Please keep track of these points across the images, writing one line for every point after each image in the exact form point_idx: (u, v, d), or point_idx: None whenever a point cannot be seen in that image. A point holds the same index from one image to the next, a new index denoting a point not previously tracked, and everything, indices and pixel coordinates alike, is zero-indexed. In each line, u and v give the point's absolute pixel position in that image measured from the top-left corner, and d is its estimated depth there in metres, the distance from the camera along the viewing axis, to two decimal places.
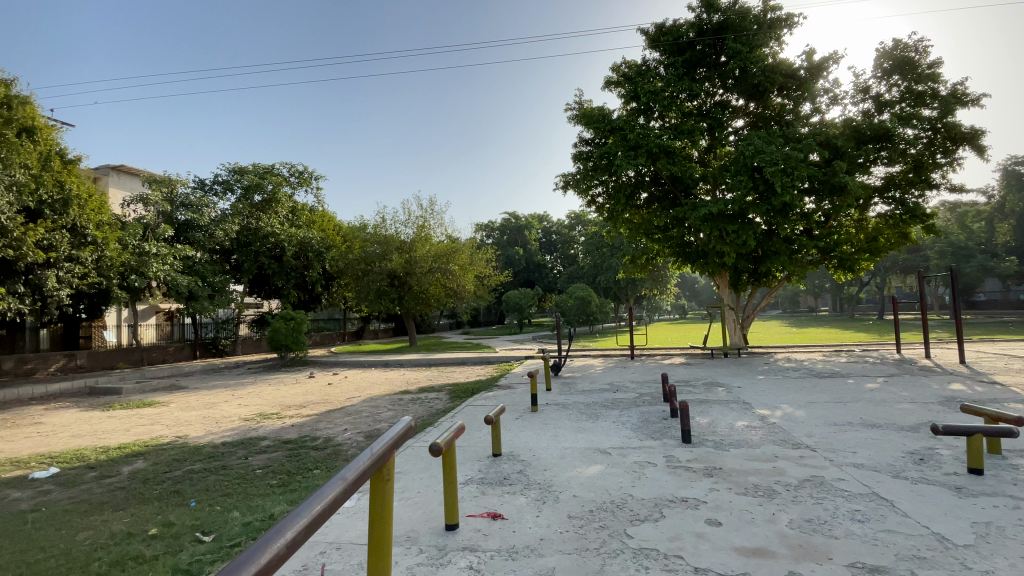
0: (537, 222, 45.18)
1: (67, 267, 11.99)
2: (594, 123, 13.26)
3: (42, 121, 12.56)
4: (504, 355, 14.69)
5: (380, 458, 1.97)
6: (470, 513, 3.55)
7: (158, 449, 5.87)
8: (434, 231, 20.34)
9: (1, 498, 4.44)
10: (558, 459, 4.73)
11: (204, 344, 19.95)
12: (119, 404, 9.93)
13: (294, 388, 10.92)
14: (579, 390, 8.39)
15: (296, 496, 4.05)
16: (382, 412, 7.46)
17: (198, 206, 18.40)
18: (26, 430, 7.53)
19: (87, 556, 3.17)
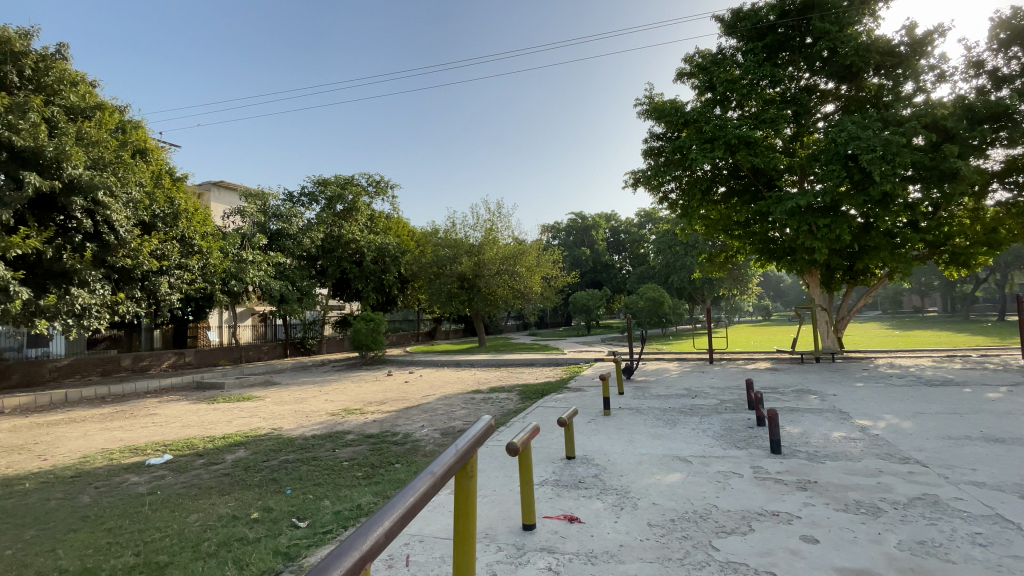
0: (605, 222, 44.40)
1: (174, 273, 13.47)
2: (666, 116, 12.79)
3: (152, 143, 13.98)
4: (574, 357, 14.55)
5: (465, 453, 2.02)
6: (547, 515, 3.53)
7: (256, 440, 6.40)
8: (502, 233, 20.63)
9: (128, 480, 5.04)
10: (636, 465, 4.60)
11: (294, 343, 21.59)
12: (222, 397, 10.95)
13: (374, 386, 11.51)
14: (654, 394, 8.12)
15: (380, 488, 4.24)
16: (456, 411, 7.65)
17: (288, 216, 19.96)
18: (146, 421, 8.49)
19: (199, 536, 3.52)
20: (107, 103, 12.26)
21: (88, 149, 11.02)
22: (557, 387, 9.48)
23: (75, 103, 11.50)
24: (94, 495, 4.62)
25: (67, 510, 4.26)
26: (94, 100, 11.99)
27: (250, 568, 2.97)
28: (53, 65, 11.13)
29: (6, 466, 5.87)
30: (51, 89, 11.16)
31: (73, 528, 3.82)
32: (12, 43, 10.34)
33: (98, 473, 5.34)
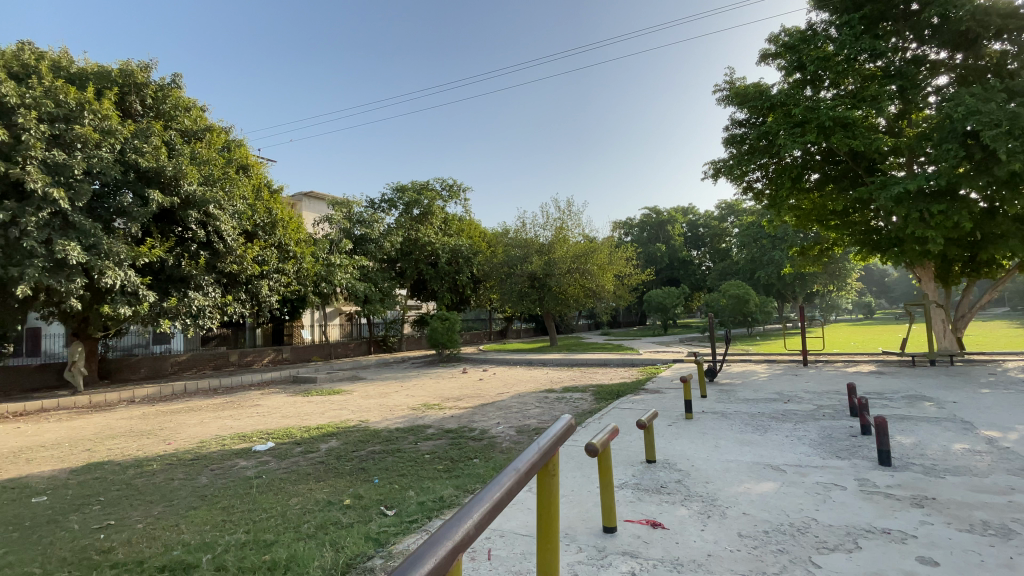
0: (682, 216, 42.60)
1: (273, 277, 14.71)
2: (750, 101, 12.03)
3: (253, 159, 15.31)
4: (650, 357, 14.11)
5: (547, 451, 2.01)
6: (628, 518, 3.45)
7: (345, 431, 6.83)
8: (572, 231, 20.43)
9: (237, 464, 5.59)
10: (722, 471, 4.36)
11: (377, 341, 22.87)
12: (315, 391, 11.85)
13: (451, 382, 11.88)
14: (740, 398, 7.68)
15: (461, 482, 4.36)
16: (531, 409, 7.70)
17: (370, 222, 21.20)
18: (252, 411, 9.39)
19: (299, 518, 3.81)
20: (215, 124, 13.70)
21: (200, 167, 12.38)
22: (634, 387, 9.24)
23: (188, 127, 12.89)
24: (210, 477, 5.16)
25: (189, 489, 4.80)
26: (204, 123, 13.42)
27: (345, 550, 3.17)
28: (170, 93, 12.63)
29: (141, 447, 6.73)
30: (169, 115, 12.68)
31: (193, 506, 4.29)
32: (135, 76, 11.92)
33: (213, 457, 5.96)
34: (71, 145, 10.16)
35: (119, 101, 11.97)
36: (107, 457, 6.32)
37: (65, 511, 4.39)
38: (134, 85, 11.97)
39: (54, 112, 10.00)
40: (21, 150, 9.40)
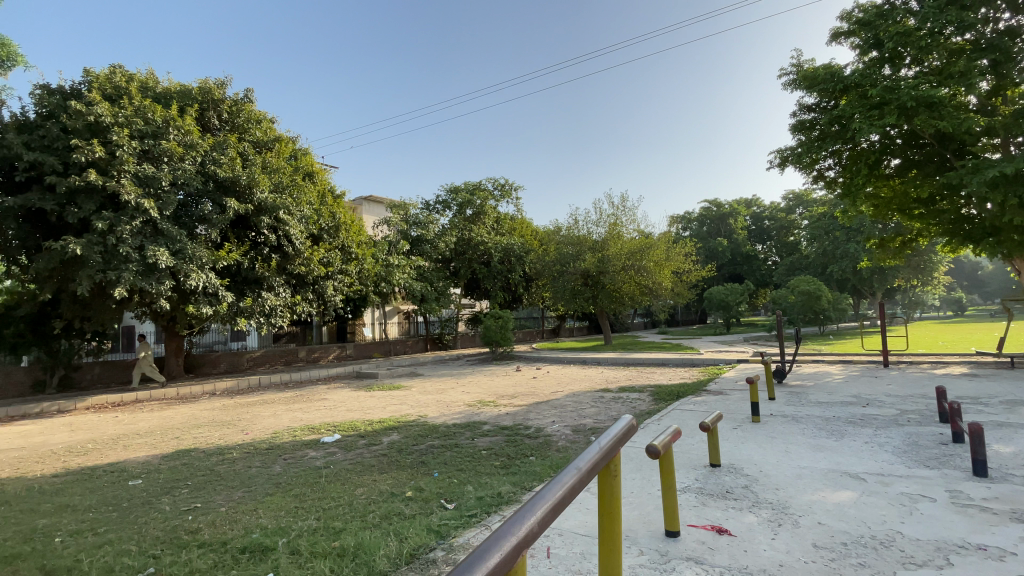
0: (745, 209, 40.59)
1: (337, 277, 15.44)
2: (820, 84, 11.27)
3: (317, 166, 16.09)
4: (711, 357, 13.57)
5: (608, 452, 1.97)
6: (692, 523, 3.34)
7: (405, 425, 7.07)
8: (626, 227, 19.98)
9: (308, 454, 5.93)
10: (793, 478, 4.12)
11: (433, 339, 23.49)
12: (376, 386, 12.35)
13: (506, 380, 12.00)
14: (812, 401, 7.23)
15: (518, 479, 4.39)
16: (587, 408, 7.62)
17: (425, 223, 21.81)
18: (319, 404, 9.92)
19: (365, 508, 3.99)
20: (283, 135, 14.53)
21: (271, 175, 13.19)
22: (695, 388, 8.93)
23: (259, 138, 13.74)
24: (283, 465, 5.51)
25: (265, 476, 5.14)
26: (273, 133, 14.26)
27: (409, 541, 3.28)
28: (243, 107, 13.53)
29: (222, 436, 7.29)
30: (243, 127, 13.59)
31: (270, 492, 4.59)
32: (212, 93, 12.88)
33: (285, 447, 6.35)
34: (158, 158, 11.15)
35: (199, 117, 12.97)
36: (194, 445, 6.90)
37: (159, 493, 4.83)
38: (211, 101, 12.93)
39: (144, 129, 11.01)
40: (117, 164, 10.41)
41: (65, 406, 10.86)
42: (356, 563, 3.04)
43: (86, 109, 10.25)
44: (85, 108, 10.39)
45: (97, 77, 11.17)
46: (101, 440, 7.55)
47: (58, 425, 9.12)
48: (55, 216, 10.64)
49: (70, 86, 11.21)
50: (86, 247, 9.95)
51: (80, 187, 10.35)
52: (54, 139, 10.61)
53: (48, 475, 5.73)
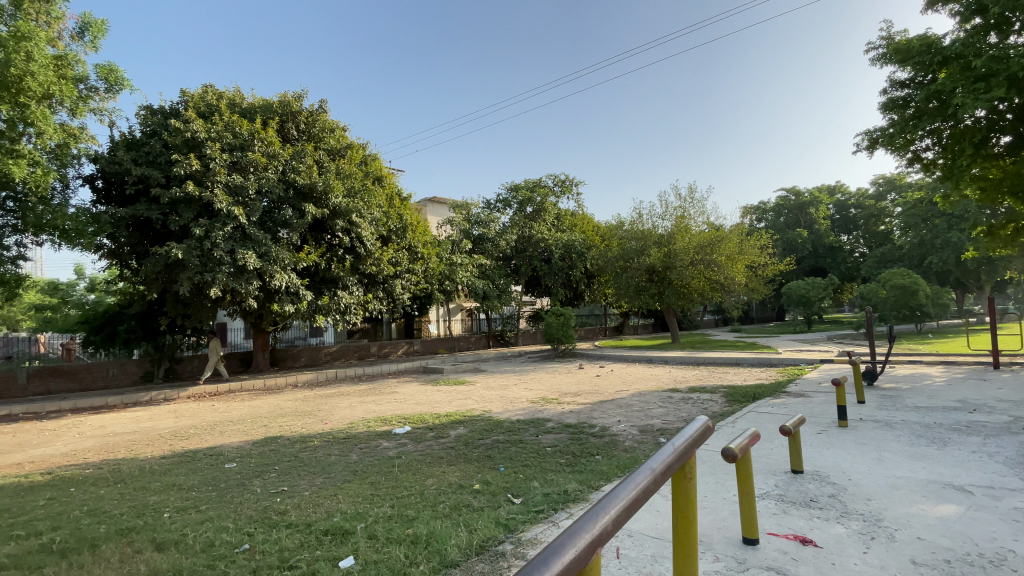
0: (827, 197, 37.68)
1: (405, 276, 16.05)
2: (914, 57, 10.22)
3: (386, 170, 16.75)
4: (790, 356, 12.74)
5: (683, 453, 1.91)
6: (772, 532, 3.16)
7: (471, 420, 7.24)
8: (694, 220, 19.15)
9: (381, 444, 6.23)
10: (887, 489, 3.78)
11: (496, 336, 23.84)
12: (442, 381, 12.72)
13: (569, 377, 11.94)
14: (908, 405, 6.59)
15: (585, 477, 4.36)
16: (654, 409, 7.41)
17: (487, 222, 22.18)
18: (389, 397, 10.38)
19: (435, 498, 4.13)
20: (354, 141, 15.27)
21: (344, 181, 13.93)
22: (772, 389, 8.43)
23: (333, 146, 14.55)
24: (358, 454, 5.82)
25: (342, 464, 5.46)
26: (345, 141, 15.04)
27: (478, 533, 3.35)
28: (317, 117, 14.38)
29: (304, 425, 7.83)
30: (318, 136, 14.45)
31: (348, 479, 4.88)
32: (291, 105, 13.80)
33: (360, 436, 6.72)
34: (246, 169, 12.14)
35: (279, 128, 13.93)
36: (279, 432, 7.46)
37: (250, 476, 5.27)
38: (290, 113, 13.87)
39: (233, 142, 12.04)
40: (211, 176, 11.45)
41: (170, 395, 12.13)
42: (428, 551, 3.15)
43: (184, 126, 11.42)
44: (183, 126, 11.51)
45: (192, 97, 12.37)
46: (200, 426, 8.36)
47: (165, 412, 10.20)
48: (160, 224, 11.87)
49: (169, 106, 12.47)
50: (186, 252, 11.04)
51: (180, 198, 11.49)
52: (158, 155, 11.84)
53: (157, 456, 6.43)
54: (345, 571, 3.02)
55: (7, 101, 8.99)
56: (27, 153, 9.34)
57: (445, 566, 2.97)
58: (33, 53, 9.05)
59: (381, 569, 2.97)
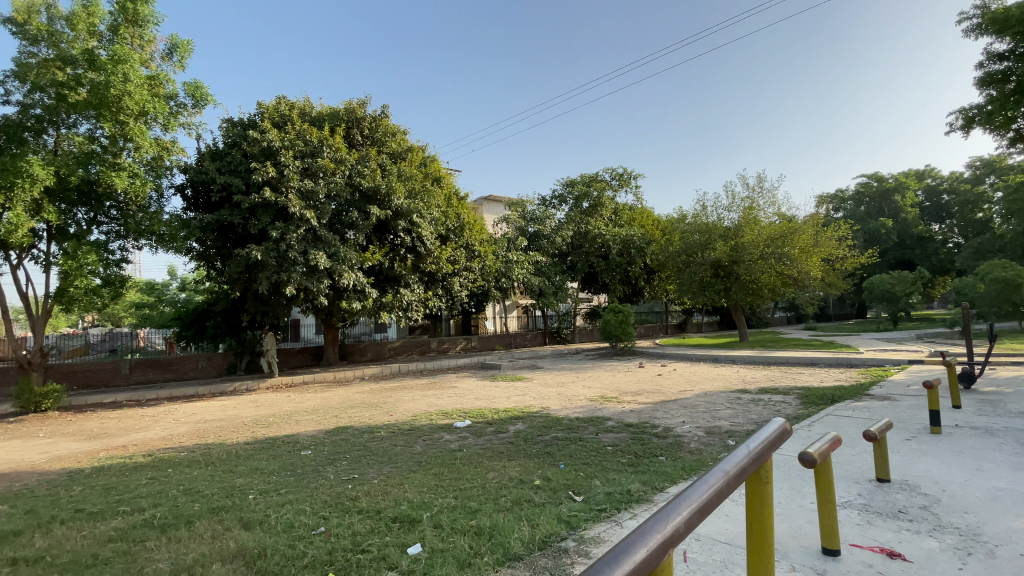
0: (914, 182, 34.44)
1: (463, 274, 16.40)
2: (1014, 26, 9.12)
3: (444, 170, 17.12)
4: (873, 356, 11.79)
5: (758, 457, 1.82)
6: (855, 543, 2.95)
7: (529, 416, 7.27)
8: (763, 211, 18.11)
9: (443, 437, 6.41)
10: (988, 502, 3.42)
11: (552, 333, 23.87)
12: (500, 377, 12.90)
13: (628, 376, 11.70)
14: (1015, 412, 5.90)
15: (648, 478, 4.26)
16: (721, 410, 7.10)
17: (542, 219, 22.14)
18: (449, 392, 10.65)
19: (497, 491, 4.20)
20: (414, 144, 15.74)
21: (405, 183, 14.42)
22: (853, 391, 7.85)
23: (395, 149, 15.09)
24: (422, 446, 6.03)
25: (407, 455, 5.66)
26: (406, 144, 15.55)
27: (540, 528, 3.38)
28: (380, 122, 14.94)
29: (371, 417, 8.20)
30: (381, 141, 15.00)
31: (413, 469, 5.06)
32: (356, 112, 14.45)
33: (423, 429, 6.94)
34: (316, 174, 12.82)
35: (346, 134, 14.59)
36: (348, 423, 7.86)
37: (323, 463, 5.59)
38: (355, 120, 14.51)
39: (304, 150, 12.78)
40: (285, 182, 12.23)
41: (251, 386, 13.11)
42: (492, 543, 3.22)
43: (261, 137, 12.26)
44: (260, 136, 12.36)
45: (268, 109, 13.26)
46: (278, 415, 8.98)
47: (246, 402, 11.03)
48: (241, 227, 12.82)
49: (247, 118, 13.42)
50: (264, 253, 11.84)
51: (258, 203, 12.35)
52: (238, 164, 12.77)
53: (241, 442, 6.96)
54: (413, 558, 3.14)
55: (110, 118, 10.13)
56: (126, 166, 10.43)
57: (509, 559, 3.01)
58: (130, 74, 10.13)
59: (447, 558, 3.07)
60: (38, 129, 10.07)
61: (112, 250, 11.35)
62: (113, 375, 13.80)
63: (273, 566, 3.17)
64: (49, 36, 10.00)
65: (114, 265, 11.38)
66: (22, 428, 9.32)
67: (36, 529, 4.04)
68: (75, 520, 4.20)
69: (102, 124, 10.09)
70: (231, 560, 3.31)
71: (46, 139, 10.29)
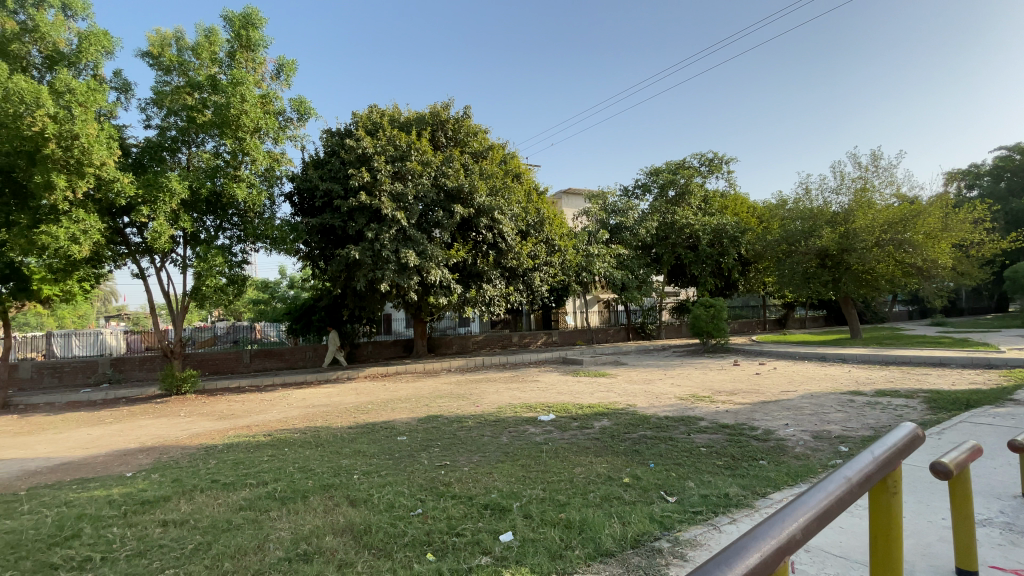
0: None
1: (543, 269, 16.46)
2: None
3: (524, 166, 17.19)
4: (1022, 356, 10.14)
5: (886, 464, 1.65)
6: (996, 565, 2.59)
7: (616, 413, 7.17)
8: (878, 193, 16.21)
9: (529, 430, 6.52)
10: None
11: (635, 328, 23.29)
12: (583, 372, 12.85)
13: (722, 374, 11.09)
14: None
15: (748, 482, 4.03)
16: (830, 413, 6.51)
17: (625, 210, 21.53)
18: (533, 385, 10.80)
19: (585, 486, 4.20)
20: (495, 142, 16.00)
21: (487, 181, 14.79)
22: (995, 396, 6.82)
23: (477, 148, 15.49)
24: (509, 437, 6.18)
25: (495, 445, 5.84)
26: (487, 143, 15.89)
27: (632, 526, 3.33)
28: (463, 123, 15.38)
29: (459, 407, 8.53)
30: (463, 141, 15.48)
31: (501, 459, 5.22)
32: (440, 115, 15.03)
33: (509, 421, 7.11)
34: (405, 177, 13.56)
35: (431, 137, 15.25)
36: (438, 412, 8.24)
37: (417, 449, 5.92)
38: (440, 122, 15.12)
39: (394, 154, 13.53)
40: (378, 186, 13.04)
41: (351, 374, 14.25)
42: (583, 537, 3.23)
43: (356, 145, 13.17)
44: (356, 144, 13.28)
45: (361, 118, 14.21)
46: (376, 402, 9.65)
47: (347, 389, 11.99)
48: (341, 229, 13.86)
49: (344, 127, 14.47)
50: (361, 252, 12.73)
51: (356, 206, 13.30)
52: (338, 171, 13.81)
53: (345, 427, 7.58)
54: (506, 545, 3.24)
55: (231, 136, 11.41)
56: (245, 177, 11.71)
57: (601, 554, 3.01)
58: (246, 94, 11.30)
59: (539, 548, 3.13)
60: (173, 148, 11.67)
61: (234, 253, 12.79)
62: (236, 363, 15.62)
63: (377, 542, 3.42)
64: (179, 66, 11.52)
65: (237, 266, 12.84)
66: (168, 407, 10.86)
67: (182, 495, 4.71)
68: (213, 490, 4.83)
69: (225, 141, 11.39)
70: (341, 534, 3.63)
71: (180, 157, 11.84)
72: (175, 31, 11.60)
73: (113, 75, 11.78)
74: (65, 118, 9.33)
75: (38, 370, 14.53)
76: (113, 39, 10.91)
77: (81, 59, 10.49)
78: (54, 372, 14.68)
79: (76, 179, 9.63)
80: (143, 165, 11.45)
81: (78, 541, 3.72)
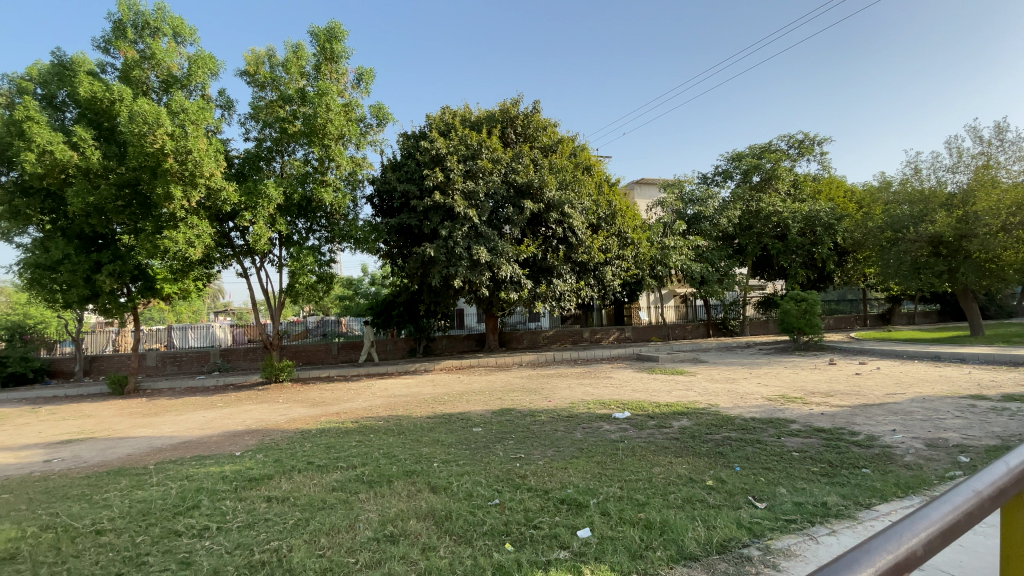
0: None
1: (615, 262, 16.10)
2: None
3: (594, 159, 16.84)
4: None
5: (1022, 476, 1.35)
6: None
7: (696, 412, 6.88)
8: (1005, 168, 14.16)
9: (604, 427, 6.43)
10: None
11: (716, 324, 22.21)
12: (659, 369, 12.48)
13: (816, 374, 10.26)
14: None
15: (849, 492, 3.71)
16: (948, 419, 5.82)
17: (703, 199, 20.45)
18: (606, 381, 10.68)
19: (665, 487, 4.08)
20: (565, 136, 15.88)
21: (556, 174, 14.74)
22: None
23: (546, 143, 15.50)
24: (583, 433, 6.14)
25: (568, 440, 5.83)
26: (557, 136, 15.81)
27: (717, 530, 3.19)
28: (532, 118, 15.40)
29: (532, 401, 8.60)
30: (533, 136, 15.50)
31: (575, 455, 5.20)
32: (509, 112, 15.17)
33: (584, 417, 7.06)
34: (476, 175, 13.82)
35: (501, 134, 15.42)
36: (512, 405, 8.38)
37: (492, 441, 6.07)
38: (509, 119, 15.25)
39: (466, 154, 13.85)
40: (451, 185, 13.44)
41: (428, 366, 14.87)
42: (664, 539, 3.15)
43: (430, 146, 13.65)
44: (430, 146, 13.77)
45: (434, 120, 14.71)
46: (452, 394, 9.99)
47: (424, 381, 12.56)
48: (417, 228, 14.42)
49: (419, 130, 15.05)
50: (436, 250, 13.20)
51: (430, 206, 13.80)
52: (413, 172, 14.41)
53: (425, 416, 7.94)
54: (584, 541, 3.24)
55: (319, 143, 12.28)
56: (332, 182, 12.59)
57: (684, 557, 2.92)
58: (330, 104, 12.13)
59: (618, 546, 3.10)
60: (268, 158, 12.75)
61: (323, 252, 13.77)
62: (325, 354, 16.93)
63: (458, 529, 3.55)
64: (272, 81, 12.49)
65: (326, 265, 13.84)
66: (269, 394, 11.95)
67: (283, 474, 5.19)
68: (308, 471, 5.27)
69: (313, 148, 12.29)
70: (424, 518, 3.81)
71: (275, 165, 12.92)
72: (267, 49, 12.62)
73: (217, 94, 13.06)
74: (180, 135, 10.51)
75: (162, 359, 16.56)
76: (216, 61, 12.12)
77: (190, 82, 11.73)
78: (174, 361, 16.66)
79: (190, 190, 10.81)
80: (244, 174, 12.62)
81: (198, 511, 4.21)
